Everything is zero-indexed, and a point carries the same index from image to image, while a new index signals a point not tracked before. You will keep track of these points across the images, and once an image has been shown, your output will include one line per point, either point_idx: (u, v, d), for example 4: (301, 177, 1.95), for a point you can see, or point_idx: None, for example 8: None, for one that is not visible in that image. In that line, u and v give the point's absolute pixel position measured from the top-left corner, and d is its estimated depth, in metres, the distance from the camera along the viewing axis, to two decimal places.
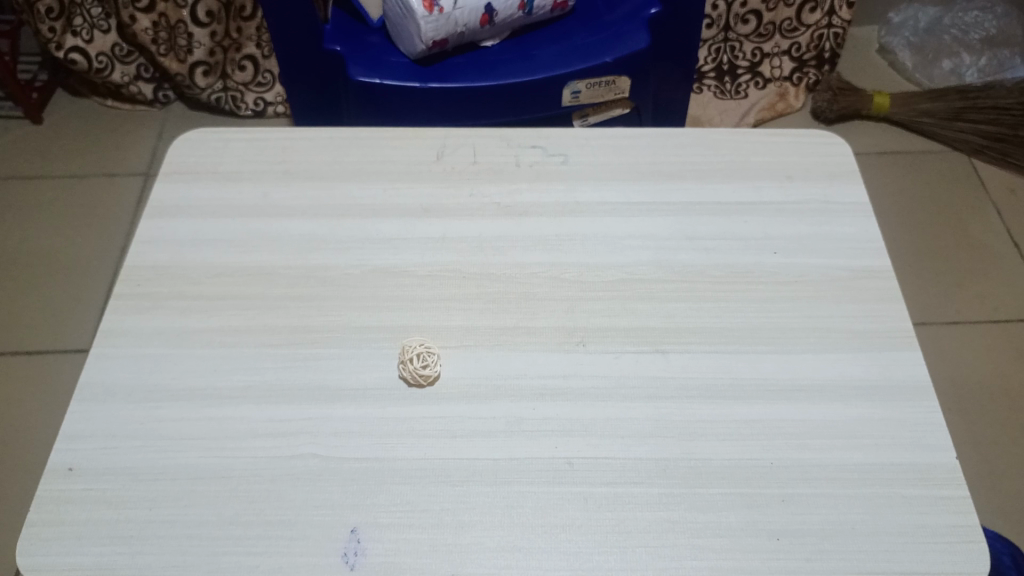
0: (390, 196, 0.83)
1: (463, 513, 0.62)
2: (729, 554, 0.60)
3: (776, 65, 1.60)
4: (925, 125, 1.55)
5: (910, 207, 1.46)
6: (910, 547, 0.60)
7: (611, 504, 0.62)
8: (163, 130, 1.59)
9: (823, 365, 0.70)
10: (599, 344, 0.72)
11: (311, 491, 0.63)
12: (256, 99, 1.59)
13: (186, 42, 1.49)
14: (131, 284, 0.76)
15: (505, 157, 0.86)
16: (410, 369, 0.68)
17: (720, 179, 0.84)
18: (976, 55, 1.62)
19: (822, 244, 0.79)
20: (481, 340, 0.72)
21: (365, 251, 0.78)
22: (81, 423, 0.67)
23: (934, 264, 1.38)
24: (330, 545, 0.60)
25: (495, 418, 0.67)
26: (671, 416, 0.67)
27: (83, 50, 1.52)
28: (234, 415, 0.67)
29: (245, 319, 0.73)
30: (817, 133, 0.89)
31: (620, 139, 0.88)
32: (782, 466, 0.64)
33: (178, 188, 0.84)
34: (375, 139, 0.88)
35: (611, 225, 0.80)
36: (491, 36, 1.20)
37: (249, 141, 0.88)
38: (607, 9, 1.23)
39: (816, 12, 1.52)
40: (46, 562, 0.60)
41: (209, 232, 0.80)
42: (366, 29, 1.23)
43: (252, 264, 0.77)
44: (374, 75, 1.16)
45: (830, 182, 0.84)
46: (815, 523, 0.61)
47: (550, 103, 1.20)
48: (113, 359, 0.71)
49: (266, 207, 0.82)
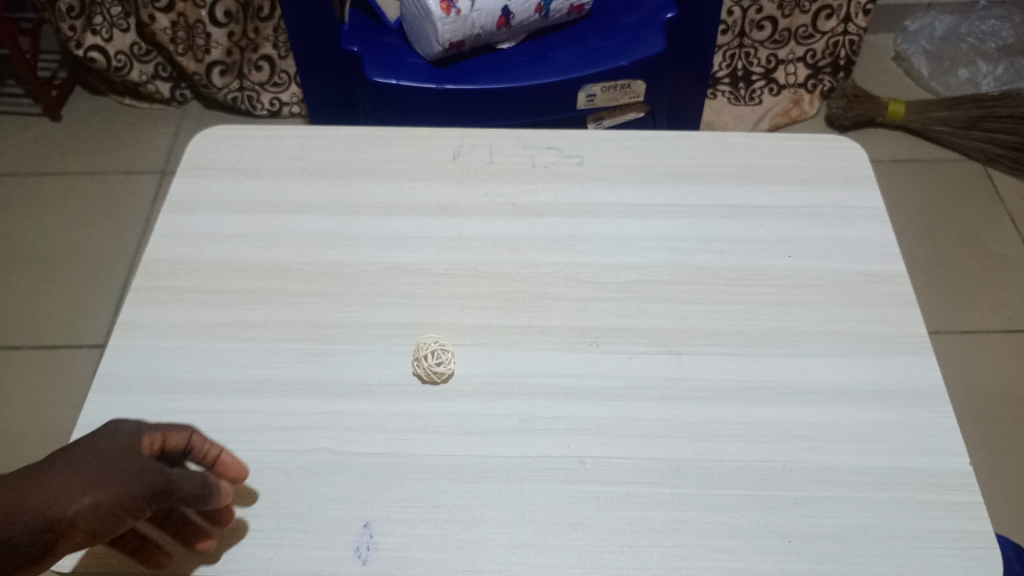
0: (407, 194, 0.84)
1: (476, 510, 0.62)
2: (740, 555, 0.60)
3: (790, 71, 1.61)
4: (941, 134, 1.54)
5: (925, 216, 1.46)
6: (923, 551, 0.60)
7: (623, 503, 0.62)
8: (180, 128, 1.61)
9: (837, 369, 0.70)
10: (613, 344, 0.72)
11: (326, 485, 0.63)
12: (272, 99, 1.60)
13: (204, 41, 1.51)
14: (149, 277, 0.77)
15: (521, 158, 0.87)
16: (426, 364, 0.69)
17: (735, 182, 0.85)
18: (992, 64, 1.61)
19: (835, 248, 0.79)
20: (494, 339, 0.72)
21: (381, 248, 0.79)
22: (98, 414, 0.67)
23: (947, 272, 1.37)
24: (343, 539, 0.60)
25: (509, 416, 0.67)
26: (684, 417, 0.67)
27: (102, 49, 1.54)
28: (249, 409, 0.68)
29: (262, 314, 0.74)
30: (833, 138, 0.89)
31: (634, 140, 0.89)
32: (795, 469, 0.64)
33: (196, 183, 0.85)
34: (392, 137, 0.89)
35: (625, 226, 0.81)
36: (507, 38, 1.21)
37: (267, 138, 0.89)
38: (622, 13, 1.24)
39: (831, 19, 1.52)
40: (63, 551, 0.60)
41: (227, 227, 0.81)
42: (384, 30, 1.24)
43: (270, 259, 0.78)
44: (391, 76, 1.17)
45: (844, 188, 0.84)
46: (828, 526, 0.61)
47: (565, 107, 1.20)
48: (131, 352, 0.71)
49: (283, 203, 0.83)
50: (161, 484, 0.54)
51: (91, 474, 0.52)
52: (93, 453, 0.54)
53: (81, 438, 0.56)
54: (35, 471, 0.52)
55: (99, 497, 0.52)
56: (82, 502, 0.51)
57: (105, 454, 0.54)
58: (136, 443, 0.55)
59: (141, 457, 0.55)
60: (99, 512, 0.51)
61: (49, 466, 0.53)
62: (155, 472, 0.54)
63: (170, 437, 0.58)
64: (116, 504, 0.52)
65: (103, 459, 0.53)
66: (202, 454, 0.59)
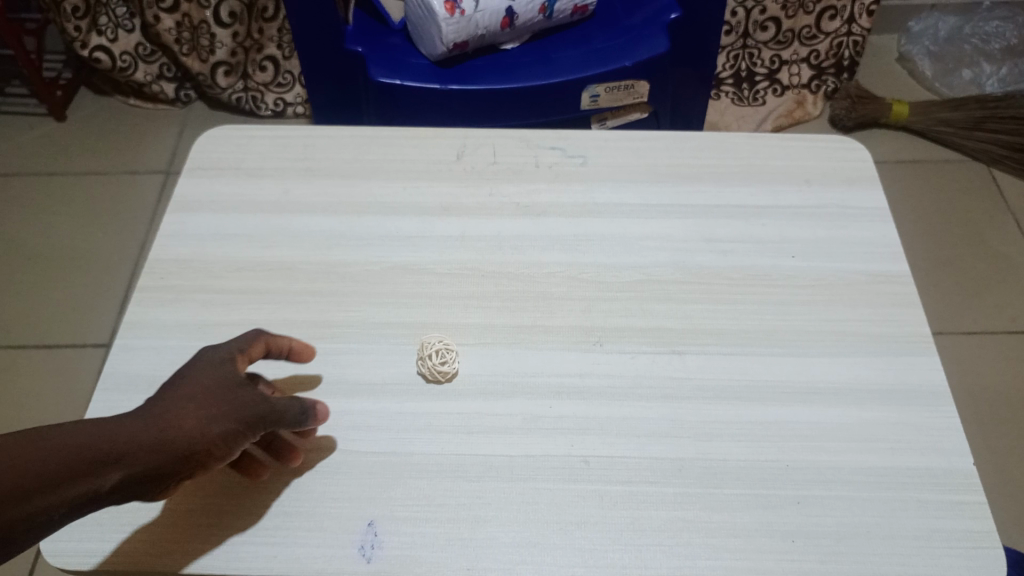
0: (411, 193, 0.84)
1: (479, 508, 0.62)
2: (743, 554, 0.60)
3: (794, 72, 1.61)
4: (945, 135, 1.53)
5: (929, 216, 1.46)
6: (925, 550, 0.60)
7: (626, 502, 0.62)
8: (185, 129, 1.61)
9: (840, 369, 0.70)
10: (615, 344, 0.72)
11: (330, 483, 0.64)
12: (276, 100, 1.61)
13: (208, 42, 1.51)
14: (155, 277, 0.77)
15: (524, 158, 0.87)
16: (429, 362, 0.69)
17: (738, 182, 0.85)
18: (996, 64, 1.62)
19: (838, 248, 0.79)
20: (497, 338, 0.72)
21: (384, 248, 0.79)
22: (103, 413, 0.68)
23: (951, 273, 1.37)
24: (347, 537, 0.61)
25: (511, 415, 0.67)
26: (686, 416, 0.67)
27: (107, 50, 1.54)
28: None
29: (266, 313, 0.74)
30: (836, 138, 0.89)
31: (637, 140, 0.89)
32: (798, 468, 0.64)
33: (201, 183, 0.85)
34: (396, 137, 0.89)
35: (628, 226, 0.81)
36: (511, 39, 1.21)
37: (271, 138, 0.89)
38: (626, 14, 1.24)
39: (835, 19, 1.52)
40: (66, 548, 0.60)
41: (232, 227, 0.81)
42: (388, 31, 1.25)
43: (274, 258, 0.79)
44: (395, 76, 1.17)
45: (847, 188, 0.84)
46: (830, 525, 0.61)
47: (568, 107, 1.21)
48: (136, 351, 0.72)
49: (287, 202, 0.83)
50: (271, 405, 0.60)
51: (212, 407, 0.57)
52: (204, 384, 0.59)
53: (184, 370, 0.60)
54: (155, 403, 0.57)
55: (222, 423, 0.57)
56: (212, 430, 0.56)
57: (214, 385, 0.59)
58: (235, 371, 0.61)
59: (244, 383, 0.60)
60: (224, 437, 0.57)
61: (165, 397, 0.57)
62: (261, 399, 0.59)
63: (253, 354, 0.64)
64: (236, 432, 0.57)
65: (215, 389, 0.58)
66: (279, 349, 0.66)
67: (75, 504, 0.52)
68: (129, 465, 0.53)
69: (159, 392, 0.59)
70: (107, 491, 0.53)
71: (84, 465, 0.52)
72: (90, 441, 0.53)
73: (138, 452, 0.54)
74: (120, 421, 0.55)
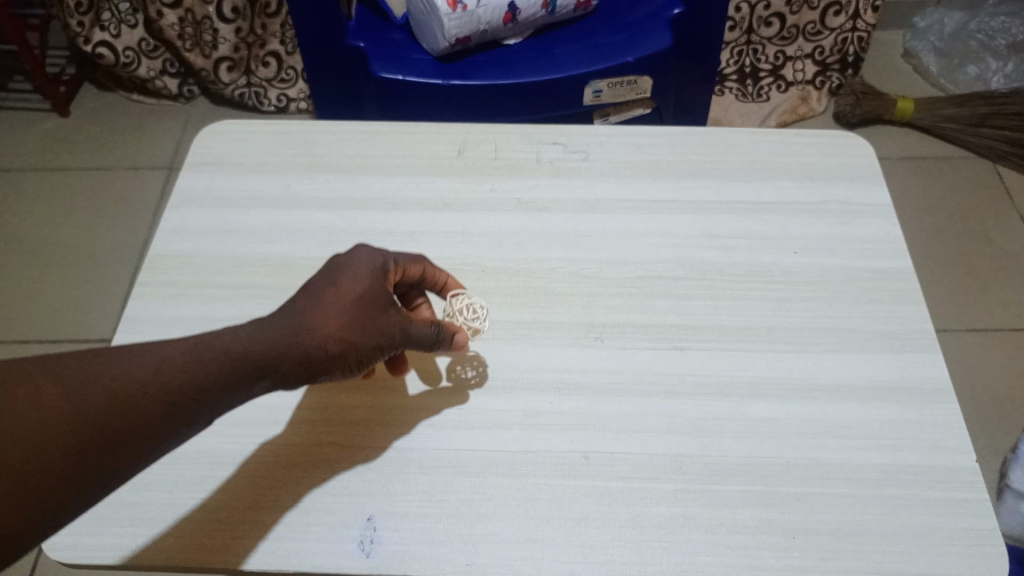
0: (412, 189, 0.84)
1: (479, 504, 0.62)
2: (743, 551, 0.60)
3: (799, 68, 1.60)
4: (949, 131, 1.53)
5: (934, 213, 1.45)
6: (927, 548, 0.60)
7: (627, 498, 0.62)
8: (188, 124, 1.61)
9: (843, 366, 0.70)
10: (617, 340, 0.72)
11: (328, 477, 0.64)
12: (279, 95, 1.61)
13: (212, 38, 1.51)
14: (155, 272, 0.77)
15: (524, 154, 0.87)
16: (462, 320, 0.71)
17: (740, 178, 0.84)
18: (1002, 60, 1.60)
19: (842, 244, 0.79)
20: (498, 333, 0.72)
21: (385, 243, 0.79)
22: None
23: (956, 269, 1.37)
24: (347, 533, 0.61)
25: (511, 411, 0.67)
26: (687, 412, 0.67)
27: (110, 45, 1.55)
28: (254, 401, 0.68)
29: (266, 308, 0.74)
30: (839, 133, 0.88)
31: (638, 136, 0.88)
32: (798, 465, 0.64)
33: (202, 178, 0.85)
34: (397, 132, 0.89)
35: (629, 222, 0.81)
36: (513, 34, 1.21)
37: (273, 133, 0.89)
38: (629, 8, 1.24)
39: (841, 15, 1.51)
40: (69, 544, 0.61)
41: (231, 222, 0.81)
42: (390, 26, 1.24)
43: (274, 254, 0.78)
44: (397, 71, 1.17)
45: (850, 184, 0.84)
46: (832, 523, 0.61)
47: (571, 102, 1.20)
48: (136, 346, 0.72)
49: (288, 197, 0.83)
50: (406, 336, 0.61)
51: (357, 327, 0.56)
52: (354, 300, 0.57)
53: (331, 274, 0.58)
54: (307, 308, 0.55)
55: (366, 348, 0.57)
56: (353, 353, 0.56)
57: (366, 304, 0.57)
58: (382, 288, 0.60)
59: (389, 306, 0.59)
60: (362, 360, 0.58)
61: (315, 304, 0.55)
62: (401, 328, 0.60)
63: (396, 268, 0.64)
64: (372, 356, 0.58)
65: (366, 309, 0.57)
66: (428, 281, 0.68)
67: (223, 409, 0.52)
68: (276, 375, 0.53)
69: (306, 291, 0.57)
70: (251, 396, 0.53)
71: (237, 375, 0.51)
72: (244, 349, 0.52)
73: (287, 364, 0.53)
74: (272, 326, 0.53)
